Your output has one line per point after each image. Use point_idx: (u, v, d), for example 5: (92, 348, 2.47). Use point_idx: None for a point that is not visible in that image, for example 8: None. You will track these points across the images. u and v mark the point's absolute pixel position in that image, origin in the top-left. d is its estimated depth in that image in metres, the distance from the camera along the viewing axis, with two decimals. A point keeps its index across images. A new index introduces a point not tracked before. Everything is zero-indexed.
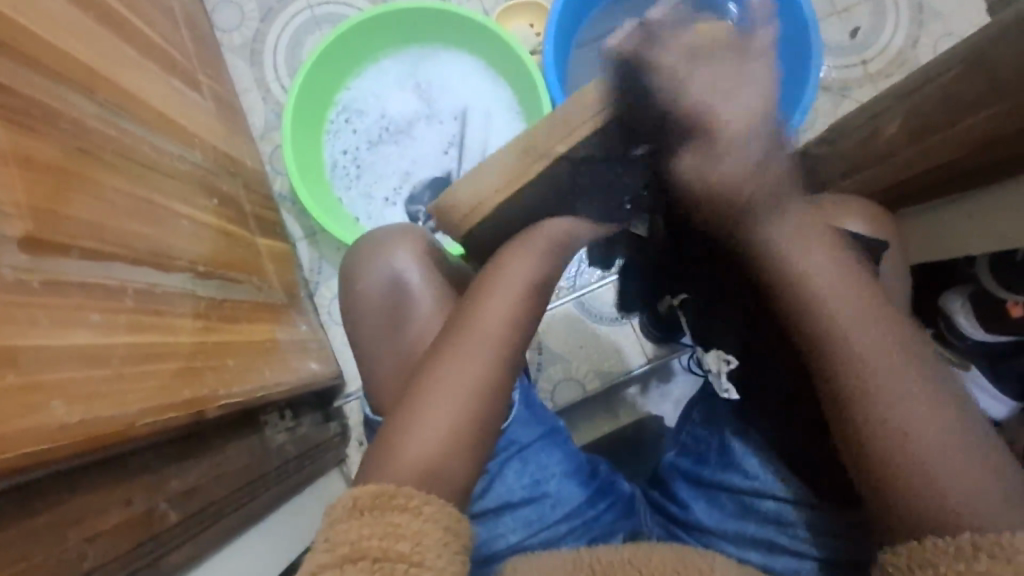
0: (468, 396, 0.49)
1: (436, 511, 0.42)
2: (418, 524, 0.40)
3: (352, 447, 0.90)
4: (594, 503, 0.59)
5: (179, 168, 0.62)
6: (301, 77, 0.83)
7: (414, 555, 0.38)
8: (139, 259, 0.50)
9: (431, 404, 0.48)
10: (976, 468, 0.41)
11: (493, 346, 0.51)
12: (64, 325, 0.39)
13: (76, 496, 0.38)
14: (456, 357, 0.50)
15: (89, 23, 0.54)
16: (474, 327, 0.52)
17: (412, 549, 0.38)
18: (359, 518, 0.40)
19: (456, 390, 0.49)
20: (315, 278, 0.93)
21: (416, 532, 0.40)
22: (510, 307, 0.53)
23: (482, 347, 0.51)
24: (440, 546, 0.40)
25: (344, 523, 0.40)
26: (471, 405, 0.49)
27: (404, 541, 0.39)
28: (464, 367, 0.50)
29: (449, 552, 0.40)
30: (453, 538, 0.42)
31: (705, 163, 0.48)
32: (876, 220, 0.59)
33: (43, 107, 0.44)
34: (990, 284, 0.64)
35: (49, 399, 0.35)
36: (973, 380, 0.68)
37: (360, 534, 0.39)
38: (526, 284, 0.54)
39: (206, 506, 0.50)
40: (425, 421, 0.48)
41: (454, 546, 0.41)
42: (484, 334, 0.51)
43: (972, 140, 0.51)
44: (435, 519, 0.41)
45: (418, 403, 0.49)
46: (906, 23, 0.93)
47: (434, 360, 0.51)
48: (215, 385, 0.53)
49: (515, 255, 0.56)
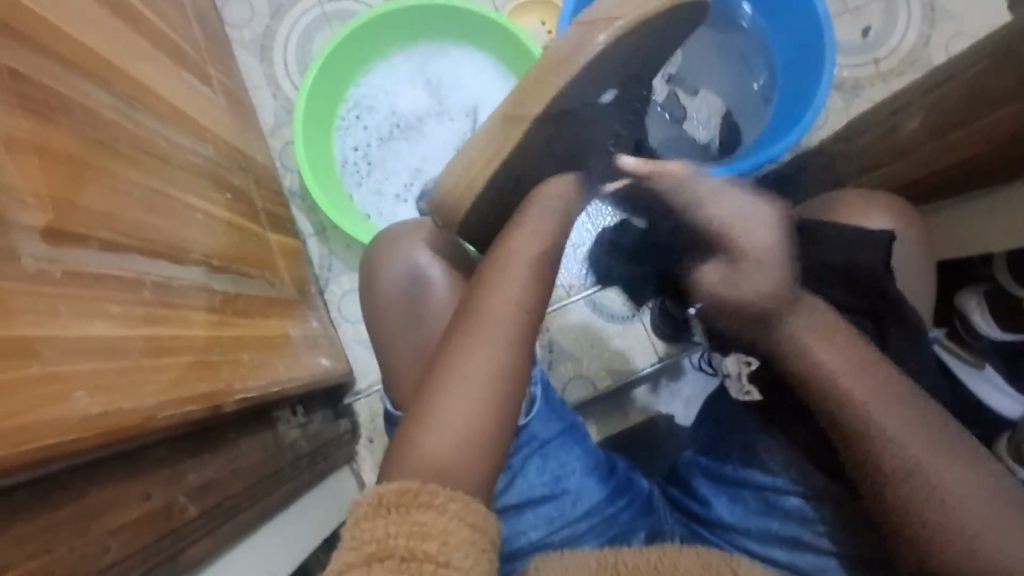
0: (486, 384, 0.49)
1: (460, 508, 0.42)
2: (443, 522, 0.40)
3: (363, 445, 0.90)
4: (613, 501, 0.58)
5: (192, 162, 0.62)
6: (312, 74, 0.83)
7: (441, 555, 0.38)
8: (154, 251, 0.50)
9: (451, 397, 0.49)
10: (966, 478, 0.44)
11: (511, 332, 0.51)
12: (82, 315, 0.39)
13: (95, 490, 0.38)
14: (473, 348, 0.50)
15: (103, 15, 0.54)
16: (490, 311, 0.52)
17: (438, 549, 0.38)
18: (384, 516, 0.40)
19: (476, 381, 0.49)
20: (325, 274, 0.92)
21: (442, 531, 0.39)
22: (523, 286, 0.53)
23: (498, 332, 0.51)
24: (466, 545, 0.39)
25: (368, 521, 0.40)
26: (489, 395, 0.49)
27: (430, 541, 0.38)
28: (484, 355, 0.50)
29: (476, 550, 0.40)
30: (480, 537, 0.41)
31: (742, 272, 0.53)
32: (899, 216, 0.59)
33: (59, 98, 0.44)
34: (1003, 282, 0.64)
35: (71, 390, 0.35)
36: (990, 380, 0.66)
37: (386, 532, 0.39)
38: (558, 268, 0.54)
39: (222, 500, 0.49)
40: (449, 410, 0.48)
41: (481, 544, 0.41)
42: (499, 332, 0.51)
43: (996, 135, 0.51)
44: (461, 516, 0.41)
45: (439, 396, 0.49)
46: (919, 22, 0.93)
47: (450, 350, 0.51)
48: (231, 379, 0.53)
49: (517, 224, 0.56)
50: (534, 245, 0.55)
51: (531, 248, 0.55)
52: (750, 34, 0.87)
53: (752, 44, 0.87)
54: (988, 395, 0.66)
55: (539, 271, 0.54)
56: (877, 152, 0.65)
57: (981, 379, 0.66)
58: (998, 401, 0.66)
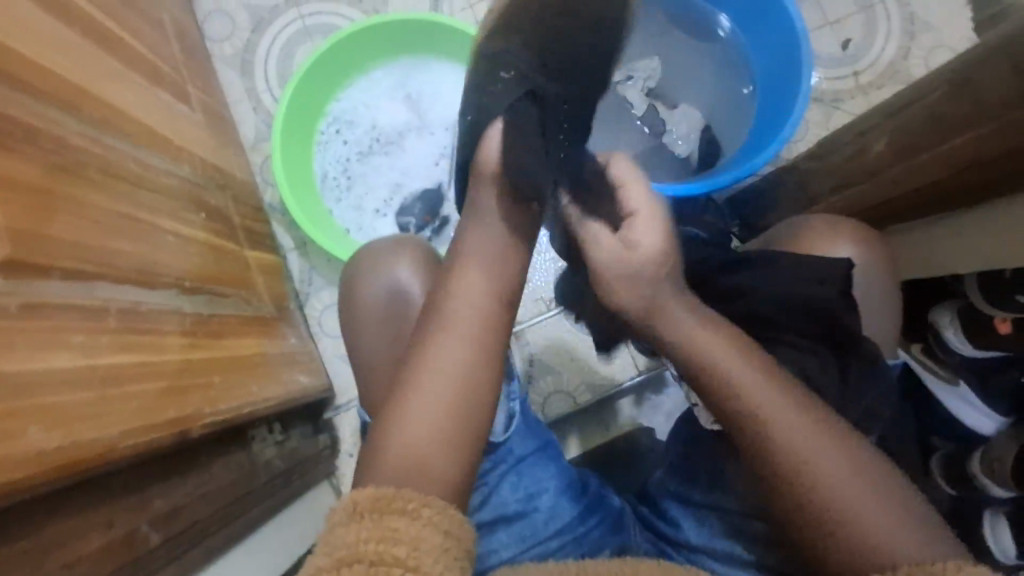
0: (456, 381, 0.50)
1: (434, 515, 0.42)
2: (415, 529, 0.40)
3: (344, 459, 0.89)
4: (584, 519, 0.58)
5: (166, 183, 0.62)
6: (291, 90, 0.83)
7: (409, 560, 0.37)
8: (122, 276, 0.50)
9: (415, 402, 0.49)
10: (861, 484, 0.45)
11: (473, 329, 0.52)
12: (43, 348, 0.39)
13: (53, 523, 0.38)
14: (441, 344, 0.51)
15: (74, 37, 0.54)
16: (454, 307, 0.53)
17: (408, 554, 0.37)
18: (357, 522, 0.40)
19: (447, 377, 0.50)
20: (306, 289, 0.92)
21: (414, 538, 0.39)
22: (489, 282, 0.54)
23: (464, 328, 0.52)
24: (438, 551, 0.39)
25: (343, 527, 0.40)
26: (455, 391, 0.49)
27: (400, 546, 0.38)
28: (448, 353, 0.51)
29: (447, 557, 0.39)
30: (452, 545, 0.41)
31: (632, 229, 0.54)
32: (862, 241, 0.60)
33: (23, 127, 0.44)
34: (979, 301, 0.63)
35: (28, 425, 0.35)
36: (963, 397, 0.69)
37: (357, 538, 0.38)
38: (495, 276, 0.55)
39: (193, 524, 0.49)
40: (417, 408, 0.49)
41: (454, 551, 0.40)
42: (460, 335, 0.51)
43: (961, 159, 0.52)
44: (435, 522, 0.41)
45: (405, 395, 0.49)
46: (899, 35, 0.93)
47: (413, 354, 0.51)
48: (201, 404, 0.53)
49: (465, 225, 0.57)
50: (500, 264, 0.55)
51: (485, 250, 0.55)
52: (727, 45, 0.87)
53: (733, 55, 0.87)
54: (960, 410, 0.70)
55: (497, 276, 0.55)
56: (847, 171, 0.65)
57: (955, 395, 0.70)
58: (970, 420, 0.70)
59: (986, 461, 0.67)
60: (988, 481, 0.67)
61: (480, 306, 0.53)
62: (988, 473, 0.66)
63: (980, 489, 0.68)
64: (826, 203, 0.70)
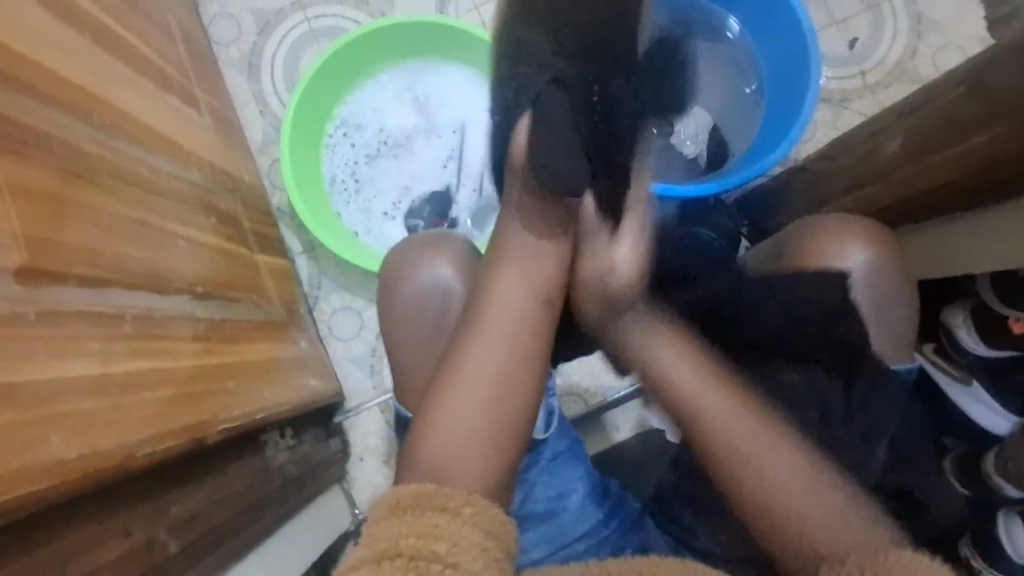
0: (488, 381, 0.50)
1: (475, 513, 0.42)
2: (455, 527, 0.40)
3: (354, 463, 0.89)
4: (607, 522, 0.59)
5: (177, 189, 0.62)
6: (298, 93, 0.83)
7: (449, 556, 0.37)
8: (134, 282, 0.49)
9: (448, 402, 0.49)
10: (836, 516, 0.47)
11: (506, 331, 0.52)
12: (60, 356, 0.39)
13: (73, 531, 0.37)
14: (473, 346, 0.52)
15: (83, 43, 0.54)
16: (485, 315, 0.53)
17: (447, 550, 0.38)
18: (398, 517, 0.40)
19: (478, 378, 0.50)
20: (315, 292, 0.92)
21: (453, 534, 0.39)
22: (524, 285, 0.54)
23: (496, 330, 0.52)
24: (477, 550, 0.39)
25: (384, 521, 0.40)
26: (489, 393, 0.50)
27: (439, 542, 0.38)
28: (481, 356, 0.51)
29: (487, 557, 0.39)
30: (491, 544, 0.41)
31: (624, 249, 0.57)
32: (875, 240, 0.60)
33: (36, 133, 0.44)
34: (990, 298, 0.63)
35: (47, 434, 0.35)
36: (978, 397, 0.69)
37: (399, 532, 0.38)
38: (524, 281, 0.55)
39: (209, 530, 0.49)
40: (452, 408, 0.49)
41: (493, 552, 0.40)
42: (491, 338, 0.52)
43: (974, 159, 0.52)
44: (475, 521, 0.41)
45: (435, 397, 0.50)
46: (906, 33, 0.93)
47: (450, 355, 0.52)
48: (215, 410, 0.53)
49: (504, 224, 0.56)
50: (530, 269, 0.55)
51: (519, 253, 0.55)
52: (735, 47, 0.87)
53: (740, 56, 0.87)
54: (978, 410, 0.69)
55: (532, 277, 0.55)
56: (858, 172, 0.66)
57: (969, 395, 0.70)
58: (982, 417, 0.69)
59: (999, 460, 0.66)
60: (1003, 483, 0.66)
61: (512, 308, 0.53)
62: (1002, 472, 0.66)
63: (994, 490, 0.67)
64: (838, 204, 0.70)
